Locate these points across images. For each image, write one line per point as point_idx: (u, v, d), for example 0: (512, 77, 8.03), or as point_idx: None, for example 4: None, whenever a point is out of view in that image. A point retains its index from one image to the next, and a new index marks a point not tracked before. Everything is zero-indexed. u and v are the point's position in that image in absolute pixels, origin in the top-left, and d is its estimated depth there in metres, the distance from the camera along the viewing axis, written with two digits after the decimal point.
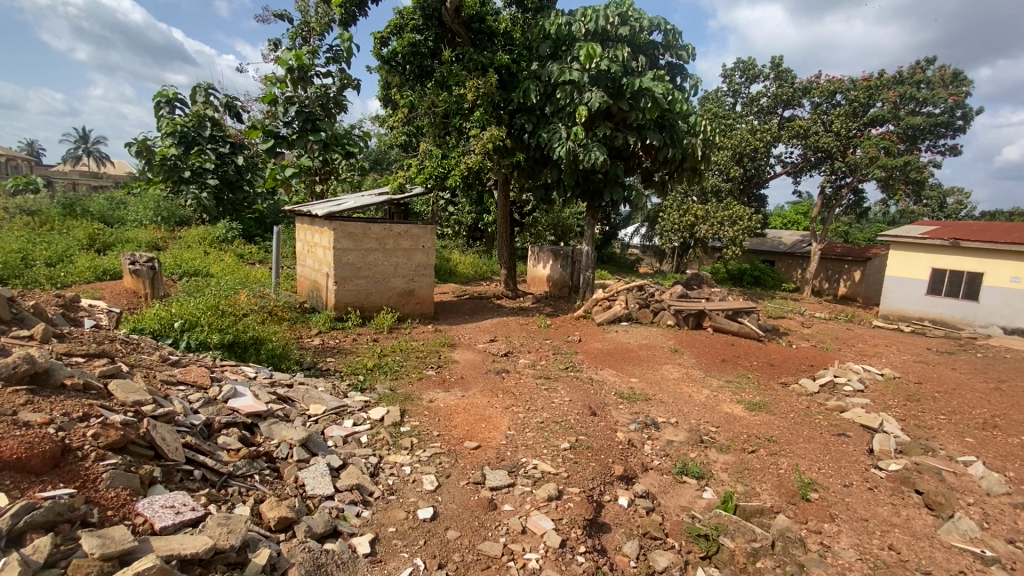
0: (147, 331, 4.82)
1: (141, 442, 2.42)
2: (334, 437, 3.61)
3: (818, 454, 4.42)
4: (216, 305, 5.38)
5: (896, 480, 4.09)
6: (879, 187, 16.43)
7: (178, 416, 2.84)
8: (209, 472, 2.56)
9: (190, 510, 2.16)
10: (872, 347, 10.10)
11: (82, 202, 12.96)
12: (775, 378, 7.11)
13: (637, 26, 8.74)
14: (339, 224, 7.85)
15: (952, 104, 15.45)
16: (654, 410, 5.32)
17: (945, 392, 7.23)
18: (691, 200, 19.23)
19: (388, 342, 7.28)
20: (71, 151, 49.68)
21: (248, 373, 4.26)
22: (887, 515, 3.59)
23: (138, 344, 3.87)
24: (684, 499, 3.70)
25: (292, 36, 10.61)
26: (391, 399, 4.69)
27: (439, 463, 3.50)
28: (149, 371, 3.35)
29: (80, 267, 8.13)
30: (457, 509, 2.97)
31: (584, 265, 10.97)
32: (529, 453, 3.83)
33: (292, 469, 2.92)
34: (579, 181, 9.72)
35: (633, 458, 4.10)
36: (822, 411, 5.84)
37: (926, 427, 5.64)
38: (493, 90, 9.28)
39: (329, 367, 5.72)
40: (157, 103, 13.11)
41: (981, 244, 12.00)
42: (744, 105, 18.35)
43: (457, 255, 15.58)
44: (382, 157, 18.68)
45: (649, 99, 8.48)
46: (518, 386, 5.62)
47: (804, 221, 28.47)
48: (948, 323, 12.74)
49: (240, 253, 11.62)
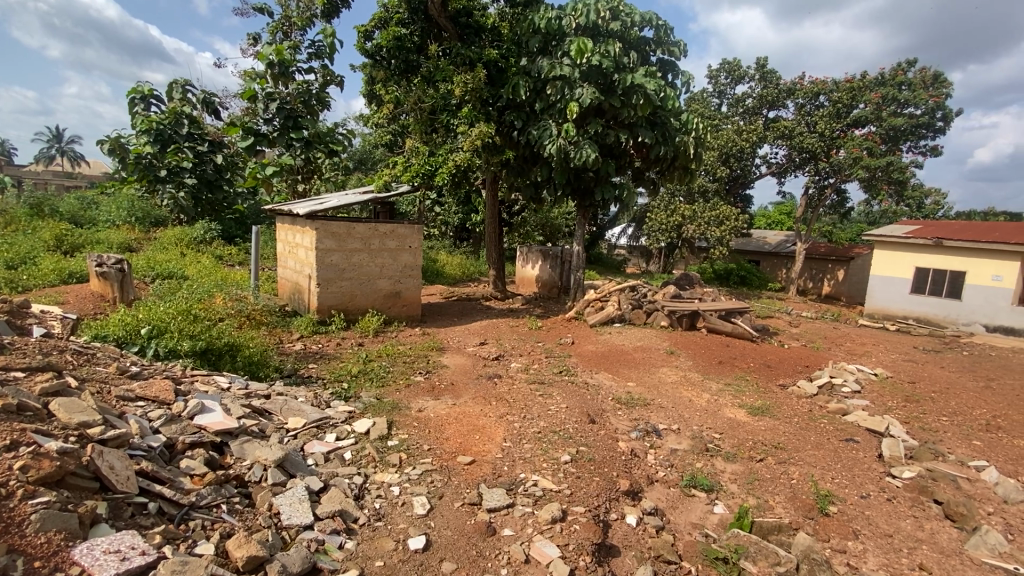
0: (110, 338, 4.40)
1: (83, 472, 2.09)
2: (315, 454, 3.30)
3: (829, 462, 4.21)
4: (187, 309, 4.98)
5: (914, 489, 3.88)
6: (863, 187, 16.47)
7: (133, 438, 2.50)
8: (166, 504, 2.24)
9: (139, 554, 1.85)
10: (861, 346, 10.04)
11: (51, 202, 12.38)
12: (773, 380, 6.94)
13: (628, 22, 8.53)
14: (321, 223, 7.49)
15: (933, 105, 15.52)
16: (654, 417, 5.08)
17: (940, 392, 7.12)
18: (678, 200, 19.19)
19: (374, 346, 6.96)
20: (44, 151, 48.28)
21: (221, 384, 3.94)
22: (911, 529, 3.38)
23: (94, 354, 3.49)
24: (695, 515, 3.45)
25: (273, 30, 10.16)
26: (377, 408, 4.37)
27: (431, 482, 3.20)
28: (103, 386, 3.00)
29: (45, 270, 7.65)
30: (452, 536, 2.67)
31: (574, 265, 10.72)
32: (527, 468, 3.54)
33: (265, 495, 2.60)
34: (570, 180, 9.46)
35: (638, 470, 3.85)
36: (825, 415, 5.64)
37: (931, 429, 5.49)
38: (482, 86, 8.98)
39: (312, 373, 5.37)
40: (132, 100, 12.57)
41: (965, 242, 12.04)
42: (729, 105, 18.35)
43: (444, 255, 15.26)
44: (366, 157, 18.29)
45: (641, 96, 8.24)
46: (512, 392, 5.35)
47: (787, 221, 28.78)
48: (933, 322, 12.74)
49: (218, 254, 11.18)
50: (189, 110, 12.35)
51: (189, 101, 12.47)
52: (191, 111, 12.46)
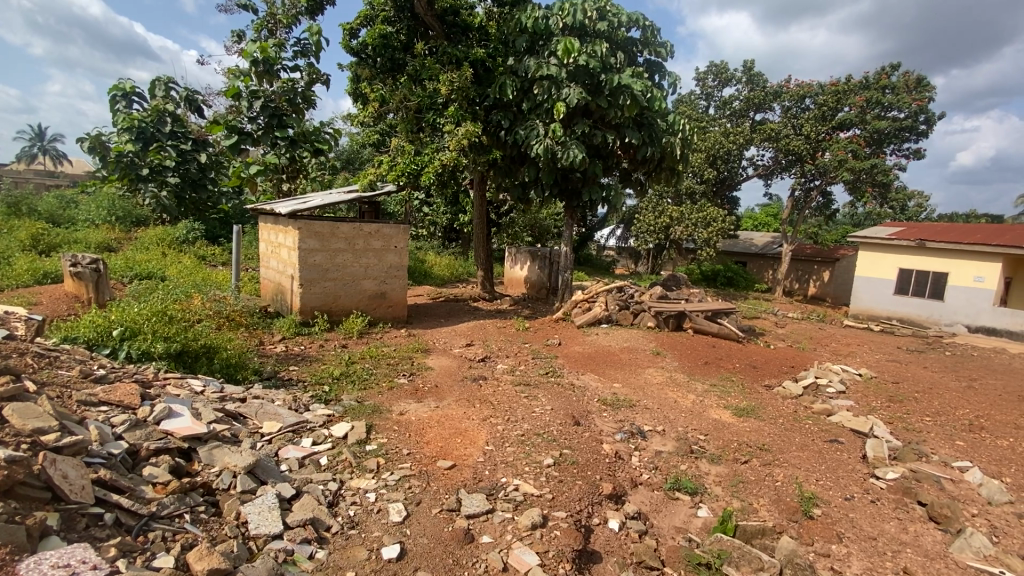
0: (80, 340, 4.25)
1: (34, 482, 1.98)
2: (288, 460, 3.21)
3: (814, 463, 4.19)
4: (163, 310, 4.83)
5: (898, 491, 3.86)
6: (848, 189, 16.63)
7: (92, 445, 2.39)
8: (124, 514, 2.13)
9: (90, 569, 1.73)
10: (846, 347, 10.12)
11: (29, 201, 12.08)
12: (759, 381, 6.94)
13: (615, 22, 8.51)
14: (304, 223, 7.36)
15: (916, 109, 15.71)
16: (640, 418, 5.03)
17: (923, 392, 7.17)
18: (666, 201, 19.26)
19: (357, 348, 6.85)
20: (26, 150, 47.45)
21: (194, 387, 3.82)
22: (896, 532, 3.35)
23: (58, 357, 3.34)
24: (679, 518, 3.40)
25: (258, 27, 10.00)
26: (357, 412, 4.26)
27: (408, 488, 3.11)
28: (63, 391, 2.86)
29: (18, 270, 7.43)
30: (428, 545, 2.59)
31: (562, 266, 10.67)
32: (509, 472, 3.47)
33: (233, 504, 2.50)
34: (557, 180, 9.42)
35: (622, 473, 3.79)
36: (810, 416, 5.64)
37: (915, 430, 5.51)
38: (469, 85, 8.91)
39: (292, 376, 5.26)
40: (114, 97, 12.33)
41: (946, 244, 12.20)
42: (717, 108, 18.49)
43: (432, 256, 15.15)
44: (354, 157, 18.13)
45: (628, 96, 8.23)
46: (497, 394, 5.27)
47: (773, 223, 29.07)
48: (915, 322, 12.88)
49: (201, 255, 10.98)
50: (172, 108, 12.13)
51: (172, 99, 12.24)
52: (174, 109, 12.24)
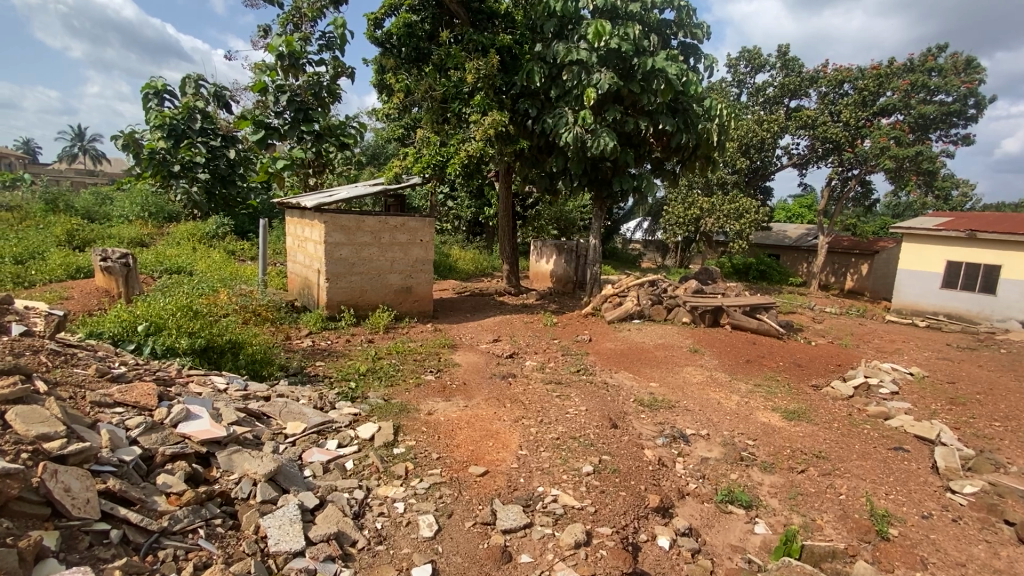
0: (106, 336, 4.13)
1: (32, 497, 1.81)
2: (312, 464, 3.02)
3: (880, 475, 3.80)
4: (188, 305, 4.70)
5: (982, 509, 3.45)
6: (890, 178, 15.75)
7: (101, 452, 2.22)
8: (133, 531, 1.96)
9: None
10: (891, 343, 9.52)
11: (67, 197, 12.35)
12: (805, 381, 6.51)
13: (648, 4, 8.07)
14: (329, 216, 7.22)
15: (966, 92, 14.73)
16: (681, 421, 4.71)
17: (984, 393, 6.62)
18: (696, 192, 18.62)
19: (383, 343, 6.68)
20: (68, 149, 49.45)
21: (217, 385, 3.68)
22: (986, 557, 2.97)
23: (75, 355, 3.20)
24: (734, 535, 3.09)
25: (283, 21, 9.87)
26: (384, 411, 4.05)
27: (439, 498, 2.87)
28: (77, 391, 2.73)
29: (53, 265, 7.51)
30: (462, 565, 2.37)
31: (591, 259, 10.30)
32: (546, 480, 3.21)
33: (252, 516, 2.31)
34: (586, 170, 9.05)
35: (667, 482, 3.49)
36: (866, 419, 5.21)
37: (985, 436, 5.03)
38: (495, 72, 8.59)
39: (318, 372, 5.10)
40: (146, 95, 12.44)
41: (1001, 235, 11.37)
42: (749, 95, 17.75)
43: (457, 249, 14.96)
44: (379, 151, 18.12)
45: (663, 81, 7.81)
46: (527, 394, 5.00)
47: (808, 215, 28.06)
48: (964, 318, 12.08)
49: (230, 250, 11.00)
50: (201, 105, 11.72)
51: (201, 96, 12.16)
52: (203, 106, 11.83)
